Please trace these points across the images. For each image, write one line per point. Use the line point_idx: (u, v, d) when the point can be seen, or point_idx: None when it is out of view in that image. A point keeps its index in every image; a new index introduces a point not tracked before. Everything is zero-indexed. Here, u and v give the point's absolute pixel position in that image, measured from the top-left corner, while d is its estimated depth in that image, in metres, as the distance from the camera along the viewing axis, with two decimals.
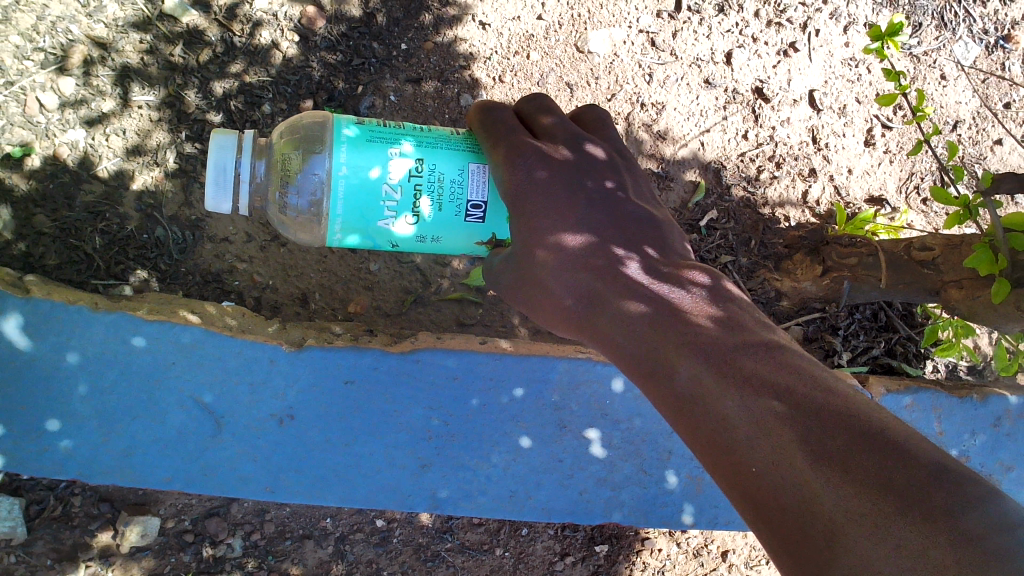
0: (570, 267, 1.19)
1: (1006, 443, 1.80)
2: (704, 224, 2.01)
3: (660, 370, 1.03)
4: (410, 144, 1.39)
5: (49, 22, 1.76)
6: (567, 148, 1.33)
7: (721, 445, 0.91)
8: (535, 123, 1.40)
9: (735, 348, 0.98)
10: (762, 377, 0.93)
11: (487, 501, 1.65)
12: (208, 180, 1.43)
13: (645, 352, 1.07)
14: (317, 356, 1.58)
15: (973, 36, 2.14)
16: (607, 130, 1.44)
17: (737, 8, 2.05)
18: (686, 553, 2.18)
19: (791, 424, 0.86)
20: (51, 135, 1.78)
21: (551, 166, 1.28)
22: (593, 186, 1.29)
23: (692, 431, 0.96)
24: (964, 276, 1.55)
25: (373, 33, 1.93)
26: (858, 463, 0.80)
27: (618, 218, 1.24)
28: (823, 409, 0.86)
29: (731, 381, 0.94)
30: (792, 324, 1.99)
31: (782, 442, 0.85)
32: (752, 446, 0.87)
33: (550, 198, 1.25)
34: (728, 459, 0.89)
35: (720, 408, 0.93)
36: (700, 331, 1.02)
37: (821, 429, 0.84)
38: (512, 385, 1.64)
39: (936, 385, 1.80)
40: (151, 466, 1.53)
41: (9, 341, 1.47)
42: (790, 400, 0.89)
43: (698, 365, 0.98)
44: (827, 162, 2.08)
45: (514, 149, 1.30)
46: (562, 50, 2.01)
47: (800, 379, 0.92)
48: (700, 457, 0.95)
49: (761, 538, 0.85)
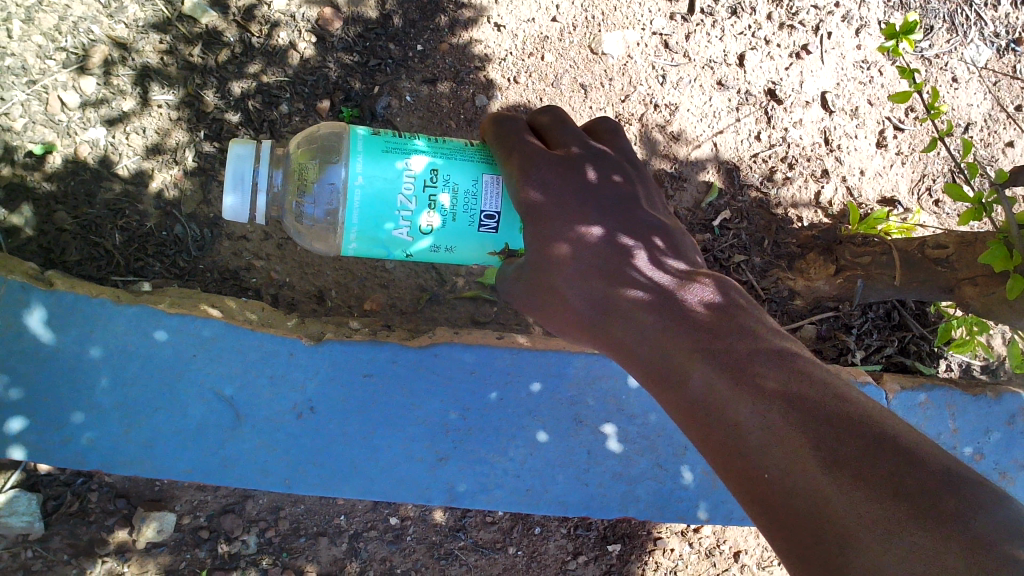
0: (581, 275, 1.20)
1: (1020, 442, 1.80)
2: (717, 224, 2.02)
3: (675, 378, 1.05)
4: (426, 154, 1.39)
5: (71, 22, 1.79)
6: (580, 155, 1.31)
7: (733, 450, 0.93)
8: (547, 133, 1.39)
9: (750, 356, 1.00)
10: (776, 385, 0.95)
11: (505, 495, 1.65)
12: (226, 189, 1.44)
13: (659, 360, 1.09)
14: (337, 349, 1.60)
15: (984, 39, 2.15)
16: (619, 139, 1.42)
17: (750, 11, 2.07)
18: (698, 553, 2.18)
19: (802, 430, 0.88)
20: (72, 133, 1.80)
21: (563, 177, 1.27)
22: (606, 196, 1.28)
23: (705, 437, 0.98)
24: (978, 272, 1.56)
25: (389, 35, 1.95)
26: (867, 468, 0.81)
27: (633, 230, 1.26)
28: (836, 416, 0.88)
29: (744, 388, 0.96)
30: (806, 322, 2.00)
31: (793, 447, 0.87)
32: (764, 451, 0.89)
33: (561, 212, 1.24)
34: (741, 464, 0.91)
35: (733, 413, 0.95)
36: (714, 339, 1.04)
37: (833, 435, 0.86)
38: (529, 380, 1.66)
39: (950, 382, 1.81)
40: (171, 456, 1.54)
41: (33, 333, 1.49)
42: (803, 407, 0.90)
43: (711, 372, 1.00)
44: (840, 163, 2.09)
45: (527, 160, 1.28)
46: (576, 52, 2.03)
47: (814, 388, 0.93)
48: (713, 462, 0.97)
49: (772, 541, 0.86)
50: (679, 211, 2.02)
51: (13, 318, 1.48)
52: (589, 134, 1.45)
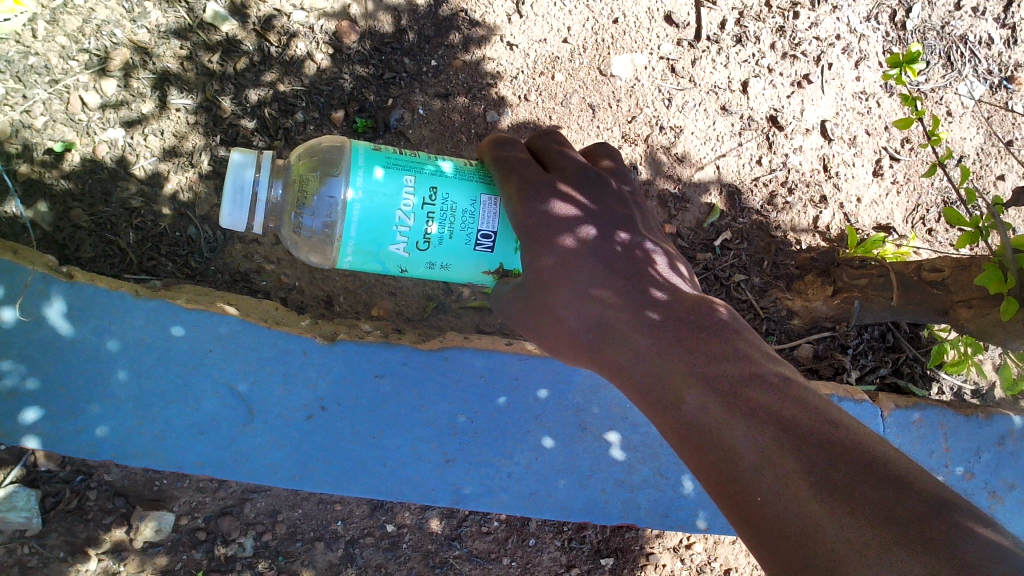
0: (580, 296, 1.23)
1: (1009, 462, 1.84)
2: (718, 244, 2.08)
3: (668, 400, 1.07)
4: (424, 173, 1.42)
5: (94, 25, 1.83)
6: (580, 183, 1.36)
7: (725, 473, 0.95)
8: (546, 158, 1.44)
9: (742, 378, 1.02)
10: (768, 408, 0.97)
11: (509, 497, 1.68)
12: (225, 198, 1.45)
13: (653, 381, 1.11)
14: (350, 350, 1.64)
15: (978, 76, 2.23)
16: (618, 166, 1.48)
17: (754, 40, 2.14)
18: (689, 569, 2.19)
19: (795, 454, 0.90)
20: (91, 132, 1.83)
21: (565, 202, 1.31)
22: (603, 221, 1.32)
23: (697, 458, 1.00)
24: (973, 295, 1.62)
25: (404, 49, 2.00)
26: (857, 494, 0.84)
27: (631, 256, 1.28)
28: (828, 441, 0.90)
29: (737, 411, 0.98)
30: (803, 342, 2.05)
31: (787, 470, 0.89)
32: (756, 475, 0.92)
33: (580, 224, 1.29)
34: (733, 486, 0.93)
35: (726, 436, 0.97)
36: (708, 361, 1.07)
37: (825, 460, 0.88)
38: (536, 386, 1.70)
39: (943, 403, 1.86)
40: (183, 449, 1.56)
41: (53, 324, 1.52)
42: (795, 430, 0.93)
43: (705, 396, 1.03)
44: (837, 190, 2.14)
45: (527, 184, 1.33)
46: (585, 73, 2.09)
47: (806, 412, 0.96)
48: (705, 484, 0.99)
49: (762, 564, 0.88)
50: (681, 230, 2.07)
51: (33, 308, 1.51)
52: (588, 159, 1.51)
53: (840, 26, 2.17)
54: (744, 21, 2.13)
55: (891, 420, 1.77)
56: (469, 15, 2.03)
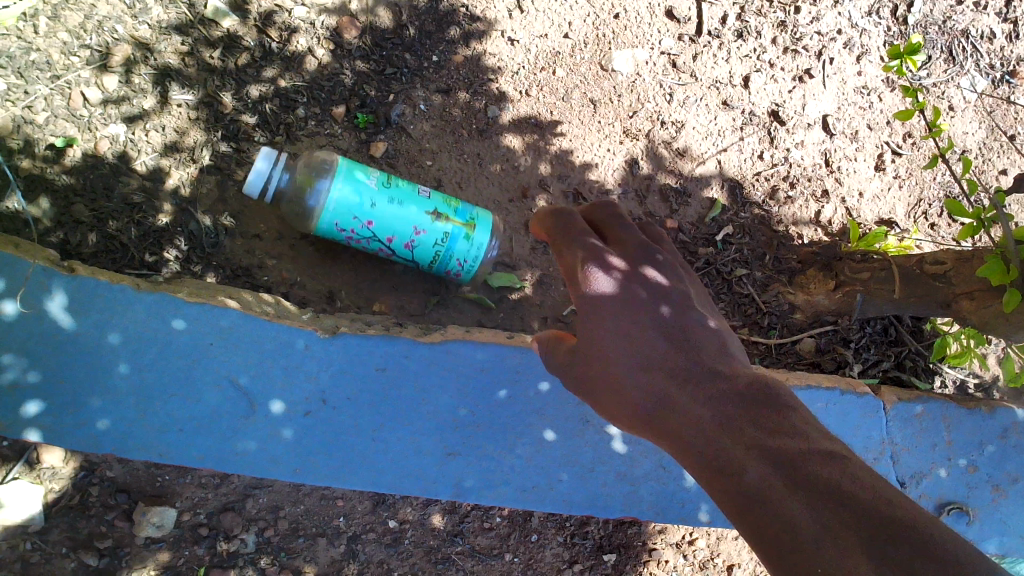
0: (640, 365, 1.16)
1: (1013, 456, 1.71)
2: (720, 238, 2.05)
3: (726, 470, 0.96)
4: (381, 184, 1.78)
5: (96, 21, 1.85)
6: (641, 255, 1.32)
7: (782, 547, 0.83)
8: (606, 234, 1.43)
9: (807, 454, 0.91)
10: (836, 484, 0.86)
11: (510, 490, 1.67)
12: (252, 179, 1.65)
13: (710, 452, 1.00)
14: (352, 343, 1.64)
15: (980, 70, 2.22)
16: (670, 245, 1.48)
17: (755, 35, 2.15)
18: (692, 565, 2.19)
19: (863, 531, 0.79)
20: (93, 128, 1.84)
21: (626, 272, 1.27)
22: (669, 297, 1.26)
23: (752, 531, 0.88)
24: (975, 288, 1.61)
25: (405, 45, 2.03)
26: (912, 569, 0.74)
27: (698, 332, 1.20)
28: (899, 524, 0.79)
29: (799, 482, 0.87)
30: (806, 336, 1.99)
31: (852, 547, 0.78)
32: (818, 550, 0.80)
33: (644, 298, 1.23)
34: (791, 561, 0.81)
35: (786, 508, 0.86)
36: (772, 435, 0.96)
37: (898, 544, 0.77)
38: (537, 379, 1.69)
39: (945, 396, 1.75)
40: (183, 443, 1.56)
41: (54, 317, 1.52)
42: (863, 509, 0.82)
43: (766, 468, 0.92)
44: (839, 184, 2.13)
45: (587, 253, 1.30)
46: (587, 68, 2.10)
47: (876, 491, 0.85)
48: (758, 562, 0.86)
49: None
50: (682, 224, 2.05)
51: (34, 301, 1.51)
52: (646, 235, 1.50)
53: (841, 21, 2.18)
54: (745, 16, 2.15)
55: (882, 420, 1.69)
56: (469, 11, 2.06)
